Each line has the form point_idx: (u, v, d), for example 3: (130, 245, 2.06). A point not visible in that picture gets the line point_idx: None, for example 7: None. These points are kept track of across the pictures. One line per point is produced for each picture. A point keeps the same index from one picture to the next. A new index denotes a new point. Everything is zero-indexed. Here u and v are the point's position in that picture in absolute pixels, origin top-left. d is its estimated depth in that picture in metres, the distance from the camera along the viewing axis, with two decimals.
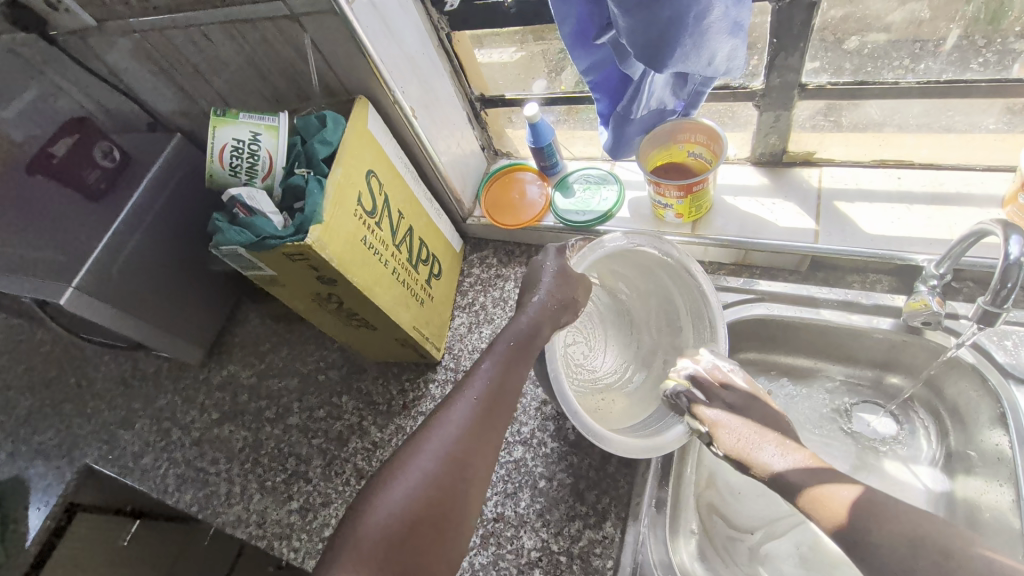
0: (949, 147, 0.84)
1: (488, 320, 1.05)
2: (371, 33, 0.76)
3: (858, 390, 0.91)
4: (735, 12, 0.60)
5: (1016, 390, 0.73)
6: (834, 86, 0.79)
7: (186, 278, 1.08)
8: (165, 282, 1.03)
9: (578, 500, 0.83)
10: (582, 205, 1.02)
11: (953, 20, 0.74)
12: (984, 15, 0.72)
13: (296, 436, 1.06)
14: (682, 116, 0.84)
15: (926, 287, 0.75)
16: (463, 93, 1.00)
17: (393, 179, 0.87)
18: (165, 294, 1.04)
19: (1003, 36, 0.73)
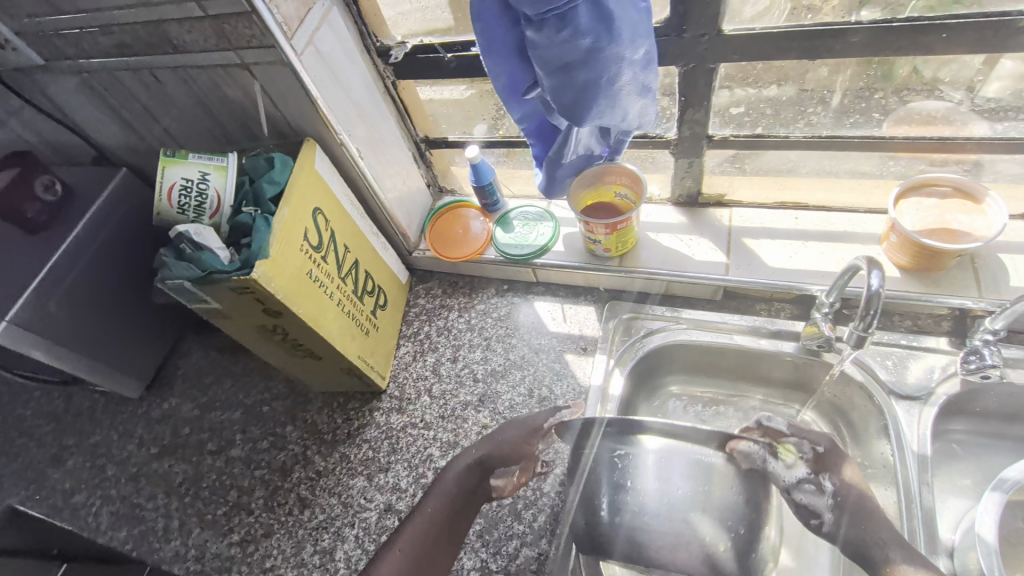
0: (841, 189, 0.96)
1: (432, 349, 1.10)
2: (319, 82, 0.81)
3: (775, 409, 0.99)
4: (643, 78, 0.69)
5: (896, 403, 0.84)
6: (736, 138, 0.90)
7: (127, 311, 1.08)
8: (105, 315, 1.03)
9: (516, 520, 0.88)
10: (520, 240, 1.09)
11: (836, 82, 0.83)
12: (861, 80, 0.81)
13: (239, 468, 1.06)
14: (607, 160, 0.94)
15: (820, 314, 0.85)
16: (408, 134, 1.07)
17: (340, 216, 0.92)
18: (104, 328, 1.04)
19: (879, 98, 0.83)
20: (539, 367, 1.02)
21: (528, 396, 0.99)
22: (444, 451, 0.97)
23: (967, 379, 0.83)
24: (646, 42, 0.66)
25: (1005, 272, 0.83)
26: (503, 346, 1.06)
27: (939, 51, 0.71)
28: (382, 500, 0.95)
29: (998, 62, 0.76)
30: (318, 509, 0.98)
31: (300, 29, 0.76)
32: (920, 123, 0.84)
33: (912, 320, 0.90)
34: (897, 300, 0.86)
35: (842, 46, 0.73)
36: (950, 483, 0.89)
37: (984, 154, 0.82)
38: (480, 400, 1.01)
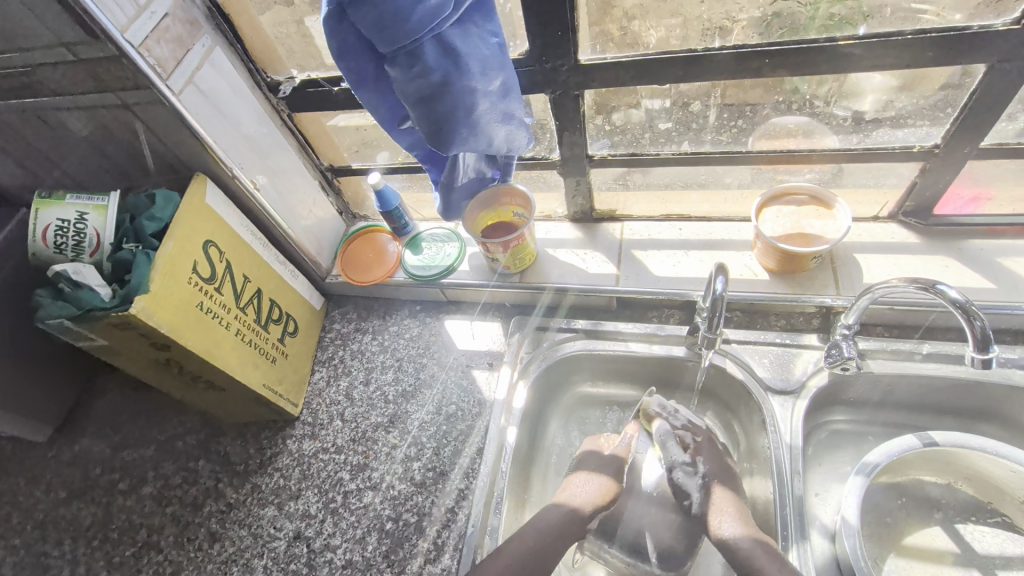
0: (724, 200, 1.02)
1: (345, 373, 1.11)
2: (202, 119, 0.84)
3: None
4: (503, 106, 0.74)
5: (773, 398, 0.89)
6: (614, 158, 0.95)
7: (31, 354, 1.05)
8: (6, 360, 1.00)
9: (421, 537, 0.89)
10: (428, 261, 1.13)
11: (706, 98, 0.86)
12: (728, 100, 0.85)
13: (149, 506, 1.04)
14: (501, 182, 0.99)
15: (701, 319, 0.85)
16: (313, 164, 1.10)
17: (236, 247, 0.94)
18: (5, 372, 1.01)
19: (746, 117, 0.87)
20: (447, 385, 1.04)
21: (437, 414, 1.01)
22: (354, 475, 0.98)
23: (833, 373, 0.89)
24: (500, 74, 0.71)
25: (860, 271, 0.91)
26: (414, 367, 1.08)
27: (766, 75, 0.77)
28: (292, 528, 0.95)
29: (866, 78, 0.77)
30: (228, 542, 0.97)
31: (177, 68, 0.79)
32: (780, 136, 0.88)
33: (786, 320, 0.97)
34: (770, 300, 0.92)
35: (692, 72, 0.79)
36: (833, 470, 0.94)
37: (837, 163, 0.88)
38: (390, 421, 1.03)
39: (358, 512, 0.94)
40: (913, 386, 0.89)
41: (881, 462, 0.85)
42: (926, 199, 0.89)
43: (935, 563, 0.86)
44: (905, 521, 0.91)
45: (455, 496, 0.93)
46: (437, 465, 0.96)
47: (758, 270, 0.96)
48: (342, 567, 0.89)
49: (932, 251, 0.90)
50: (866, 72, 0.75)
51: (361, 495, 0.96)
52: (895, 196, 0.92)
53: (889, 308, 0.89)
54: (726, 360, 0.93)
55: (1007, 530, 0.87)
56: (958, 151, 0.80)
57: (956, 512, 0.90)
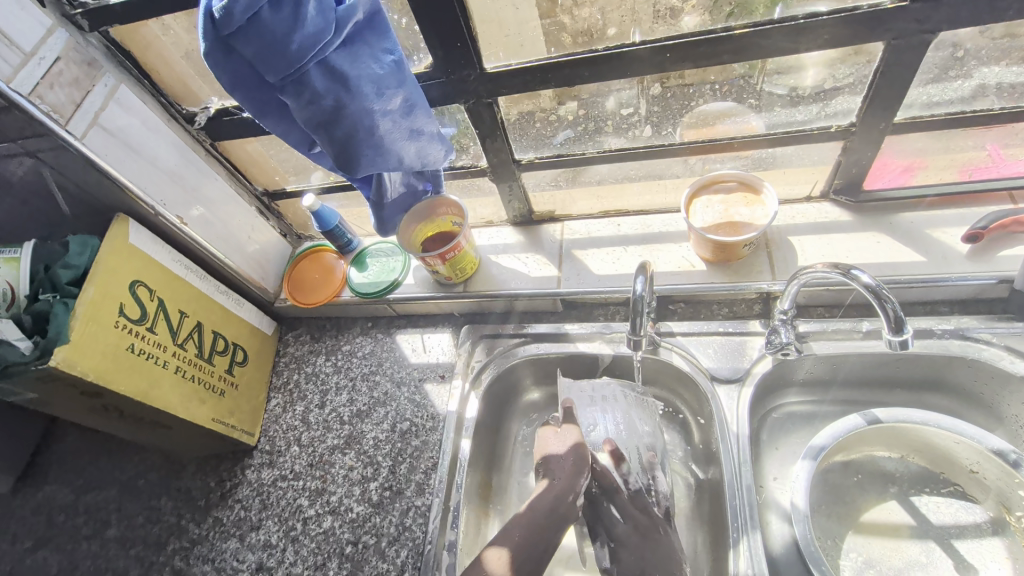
0: (663, 191, 1.02)
1: (301, 397, 1.10)
2: (113, 160, 0.83)
3: None
4: (408, 122, 0.73)
5: (718, 388, 0.89)
6: (541, 161, 0.95)
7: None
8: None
9: (380, 558, 0.89)
10: (373, 279, 1.12)
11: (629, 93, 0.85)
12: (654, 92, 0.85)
13: (113, 549, 1.03)
14: (434, 193, 0.98)
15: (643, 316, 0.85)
16: (247, 190, 1.09)
17: (170, 284, 0.93)
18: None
19: (673, 110, 0.87)
20: (401, 401, 1.04)
21: (391, 432, 1.01)
22: (312, 500, 0.98)
23: (775, 358, 0.88)
24: (399, 91, 0.70)
25: (795, 254, 0.92)
26: (368, 385, 1.07)
27: (670, 69, 0.77)
28: (254, 560, 0.95)
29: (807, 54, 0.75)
30: None
31: (76, 113, 0.78)
32: (708, 123, 0.88)
33: (729, 308, 0.97)
34: (708, 290, 0.93)
35: (603, 71, 0.78)
36: (788, 453, 0.92)
37: (763, 147, 0.89)
38: (346, 442, 1.02)
39: (317, 538, 0.94)
40: (856, 363, 0.88)
41: (827, 444, 0.85)
42: (853, 176, 0.90)
43: (891, 539, 0.85)
44: (861, 498, 0.89)
45: (414, 513, 0.92)
46: (393, 483, 0.95)
47: (694, 260, 0.96)
48: None
49: (865, 228, 0.91)
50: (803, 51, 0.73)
51: (320, 520, 0.95)
52: (825, 174, 0.93)
53: (825, 289, 0.89)
54: (672, 353, 0.93)
55: (961, 499, 0.86)
56: (873, 127, 0.81)
57: (910, 485, 0.89)
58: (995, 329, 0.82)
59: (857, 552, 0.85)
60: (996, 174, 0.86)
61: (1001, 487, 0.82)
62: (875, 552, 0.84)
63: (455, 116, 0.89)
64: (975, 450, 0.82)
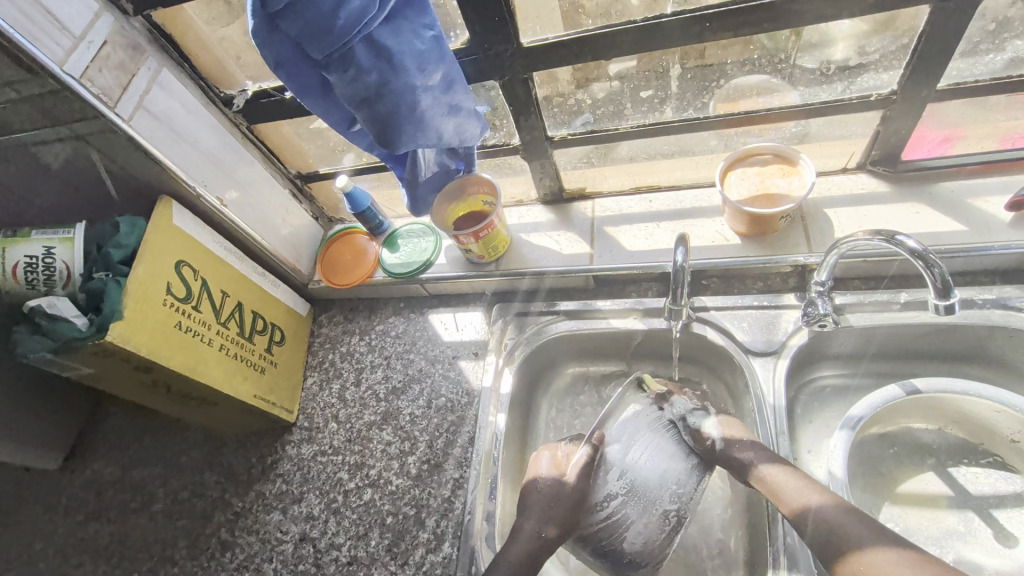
0: (697, 166, 1.02)
1: (337, 375, 1.12)
2: (157, 142, 0.85)
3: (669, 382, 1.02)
4: (447, 98, 0.74)
5: (754, 361, 0.89)
6: (574, 137, 0.95)
7: (36, 387, 1.04)
8: (10, 398, 0.98)
9: (421, 529, 0.92)
10: (405, 259, 1.13)
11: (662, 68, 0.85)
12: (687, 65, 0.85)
13: (161, 522, 1.07)
14: (465, 172, 0.99)
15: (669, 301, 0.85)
16: (280, 173, 1.11)
17: (212, 264, 0.95)
18: (9, 407, 0.99)
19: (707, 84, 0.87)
20: (435, 378, 1.05)
21: (428, 408, 1.03)
22: (352, 474, 1.00)
23: (812, 330, 0.88)
24: (439, 67, 0.71)
25: (831, 226, 0.92)
26: (402, 363, 1.09)
27: (708, 39, 0.77)
28: (297, 531, 0.98)
29: (837, 24, 0.76)
30: (238, 550, 1.00)
31: (123, 96, 0.80)
32: (742, 97, 0.88)
33: (764, 282, 0.97)
34: (744, 264, 0.93)
35: (639, 44, 0.78)
36: (823, 426, 0.92)
37: (799, 119, 0.88)
38: (384, 418, 1.04)
39: (358, 510, 0.96)
40: (894, 336, 0.88)
41: (864, 414, 0.86)
42: (891, 147, 0.89)
43: (929, 509, 0.85)
44: (897, 469, 0.89)
45: (452, 485, 0.94)
46: (430, 457, 0.98)
47: (729, 235, 0.96)
48: (347, 564, 0.92)
49: (902, 199, 0.91)
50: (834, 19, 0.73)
51: (361, 493, 0.98)
52: (862, 146, 0.92)
53: (863, 261, 0.89)
54: (706, 328, 0.93)
55: (1001, 470, 0.86)
56: (915, 96, 0.80)
57: (948, 456, 0.89)
58: None
59: (894, 522, 0.86)
60: None
61: None
62: (912, 521, 0.85)
63: (489, 93, 0.89)
64: (1016, 418, 0.82)
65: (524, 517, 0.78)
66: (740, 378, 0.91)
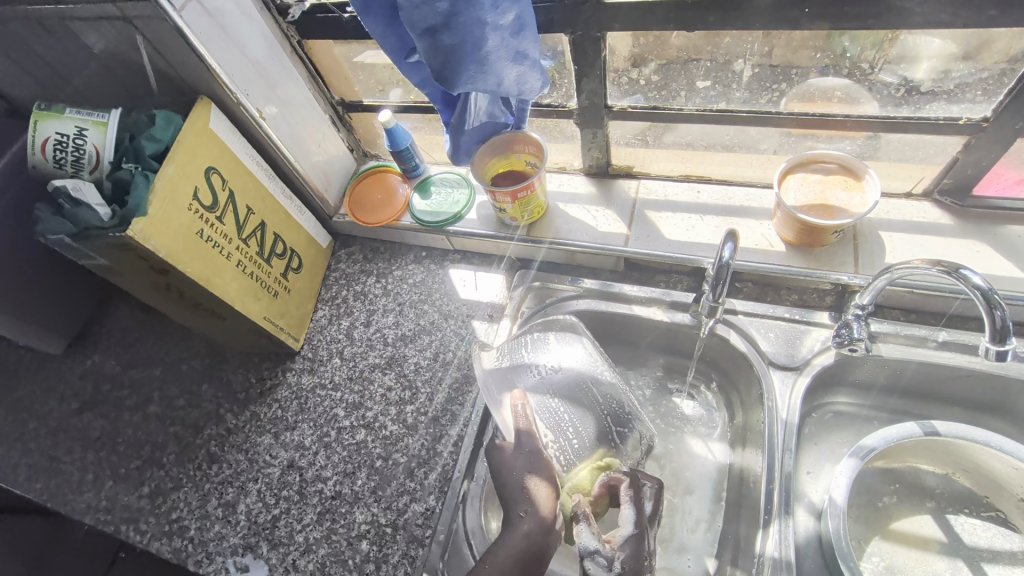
0: (755, 163, 0.98)
1: (347, 313, 1.11)
2: (205, 38, 0.81)
3: (680, 377, 1.00)
4: (515, 43, 0.70)
5: (773, 373, 0.86)
6: (634, 110, 0.91)
7: (53, 268, 1.04)
8: (27, 274, 0.98)
9: (409, 477, 0.91)
10: (436, 208, 1.10)
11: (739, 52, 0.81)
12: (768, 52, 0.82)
13: (153, 424, 1.07)
14: (513, 128, 0.95)
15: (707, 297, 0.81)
16: (323, 97, 1.07)
17: (241, 178, 0.93)
18: (26, 282, 0.98)
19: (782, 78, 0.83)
20: (446, 333, 1.04)
21: (434, 360, 1.02)
22: (348, 412, 1.00)
23: (839, 352, 0.85)
24: (513, 7, 0.67)
25: (882, 249, 0.88)
26: (415, 312, 1.08)
27: (801, 27, 0.72)
28: (286, 457, 0.98)
29: (926, 40, 0.74)
30: (226, 465, 1.00)
31: None
32: (819, 99, 0.84)
33: (798, 295, 0.94)
34: (783, 272, 0.89)
35: (725, 20, 0.74)
36: (829, 451, 0.90)
37: (873, 132, 0.83)
38: (388, 362, 1.03)
39: (349, 448, 0.96)
40: (921, 373, 0.85)
41: (877, 446, 0.83)
42: (965, 178, 0.84)
43: (919, 550, 0.84)
44: (895, 506, 0.88)
45: (446, 441, 0.93)
46: (429, 409, 0.97)
47: (773, 240, 0.93)
48: (331, 497, 0.92)
49: (964, 234, 0.86)
50: (928, 32, 0.72)
51: (354, 432, 0.97)
52: (933, 172, 0.88)
53: (908, 292, 0.85)
54: (730, 331, 0.90)
55: (1000, 526, 0.84)
56: (1007, 127, 0.74)
57: (949, 503, 0.86)
58: None
59: (881, 557, 0.84)
60: None
61: None
62: (900, 559, 0.84)
63: (556, 47, 0.86)
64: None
65: (517, 503, 0.72)
66: (754, 390, 0.89)
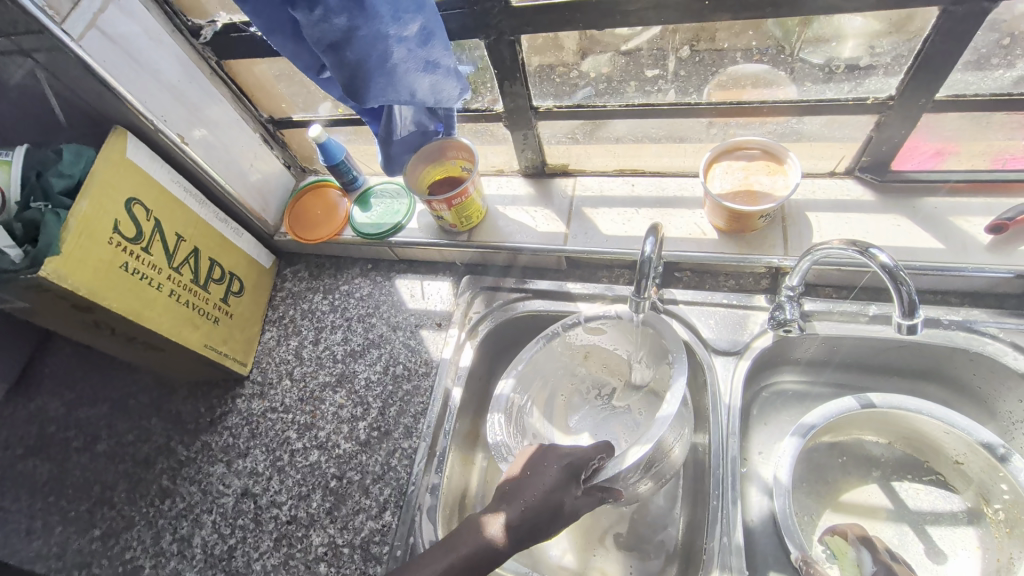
0: (687, 153, 0.99)
1: (295, 332, 1.09)
2: (110, 66, 0.80)
3: None
4: (423, 53, 0.69)
5: (715, 359, 0.87)
6: (559, 109, 0.92)
7: None
8: None
9: (364, 495, 0.90)
10: (376, 220, 1.09)
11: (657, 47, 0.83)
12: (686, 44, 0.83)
13: (102, 463, 1.04)
14: (444, 136, 0.94)
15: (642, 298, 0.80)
16: (251, 116, 1.06)
17: (167, 205, 0.90)
18: None
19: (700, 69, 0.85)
20: (395, 345, 1.03)
21: (384, 374, 1.01)
22: (301, 434, 0.98)
23: (777, 335, 0.87)
24: (416, 17, 0.67)
25: (810, 230, 0.90)
26: (364, 326, 1.06)
27: (708, 18, 0.74)
28: (239, 485, 0.96)
29: (844, 20, 0.75)
30: (178, 498, 0.98)
31: (73, 12, 0.74)
32: (738, 86, 0.86)
33: (736, 280, 0.95)
34: (718, 260, 0.91)
35: (635, 16, 0.74)
36: (777, 429, 0.92)
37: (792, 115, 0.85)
38: (338, 380, 1.02)
39: (304, 470, 0.95)
40: (857, 347, 0.87)
41: (817, 423, 0.85)
42: (881, 155, 0.87)
43: (866, 519, 0.86)
44: (843, 479, 0.89)
45: (398, 455, 0.93)
46: (381, 424, 0.96)
47: (707, 228, 0.94)
48: (286, 523, 0.91)
49: (885, 209, 0.89)
50: (832, 16, 0.74)
51: (307, 454, 0.96)
52: (852, 150, 0.90)
53: (836, 269, 0.87)
54: (672, 321, 0.91)
55: (941, 488, 0.86)
56: (912, 103, 0.78)
57: (893, 470, 0.89)
58: (1004, 324, 0.80)
59: None
60: None
61: (980, 476, 0.82)
62: None
63: (474, 52, 0.86)
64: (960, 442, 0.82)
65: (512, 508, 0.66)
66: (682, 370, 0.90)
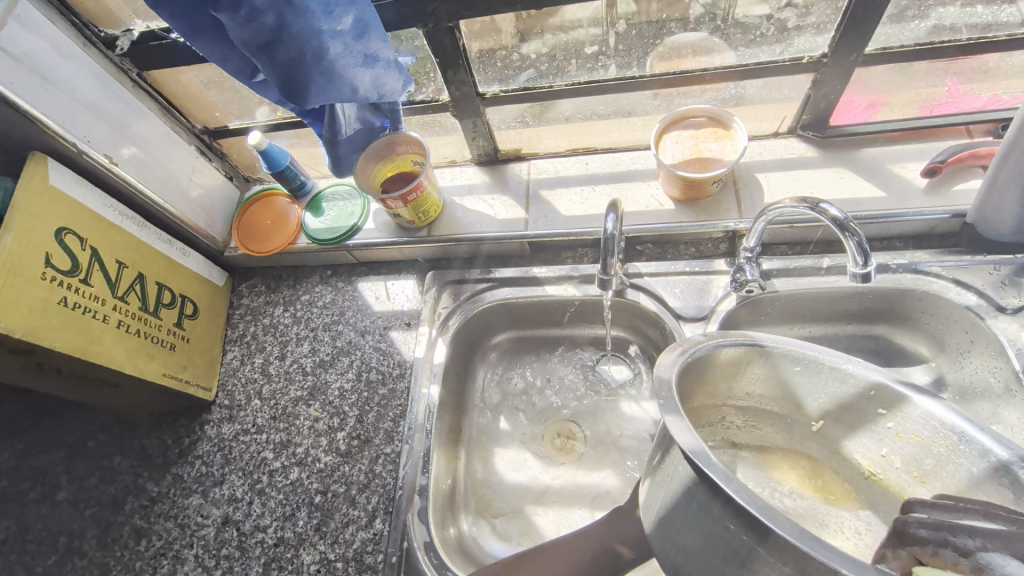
0: (636, 126, 1.01)
1: (259, 349, 1.05)
2: (15, 86, 0.73)
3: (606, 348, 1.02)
4: (361, 46, 0.67)
5: (684, 326, 0.89)
6: (506, 94, 0.90)
7: None
8: None
9: (352, 506, 0.88)
10: (330, 224, 1.06)
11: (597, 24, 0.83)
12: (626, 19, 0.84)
13: (66, 512, 0.98)
14: (391, 130, 0.92)
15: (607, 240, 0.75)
16: (184, 128, 1.01)
17: (103, 231, 0.85)
18: None
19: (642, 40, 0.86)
20: (366, 350, 1.01)
21: (357, 381, 0.98)
22: (278, 452, 0.95)
23: (741, 296, 0.88)
24: (349, 10, 0.64)
25: (761, 191, 0.93)
26: (330, 335, 1.04)
27: None
28: (219, 514, 0.93)
29: None
30: (155, 537, 0.93)
31: None
32: (678, 56, 0.88)
33: (696, 248, 0.97)
34: (677, 229, 0.93)
35: None
36: None
37: (733, 81, 0.87)
38: (311, 393, 0.99)
39: (285, 489, 0.92)
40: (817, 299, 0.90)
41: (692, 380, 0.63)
42: (820, 112, 0.90)
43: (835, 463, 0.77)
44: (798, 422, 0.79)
45: (383, 461, 0.91)
46: (361, 432, 0.94)
47: (664, 200, 0.96)
48: (274, 545, 0.88)
49: (829, 164, 0.93)
50: None
51: (287, 472, 0.94)
52: (793, 109, 0.94)
53: (789, 227, 0.90)
54: (640, 294, 0.92)
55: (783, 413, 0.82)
56: (844, 60, 0.81)
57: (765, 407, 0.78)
58: (944, 262, 0.84)
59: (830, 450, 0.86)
60: (954, 110, 0.89)
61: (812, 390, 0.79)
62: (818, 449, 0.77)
63: (413, 42, 0.84)
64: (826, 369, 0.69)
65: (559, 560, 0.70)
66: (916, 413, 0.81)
